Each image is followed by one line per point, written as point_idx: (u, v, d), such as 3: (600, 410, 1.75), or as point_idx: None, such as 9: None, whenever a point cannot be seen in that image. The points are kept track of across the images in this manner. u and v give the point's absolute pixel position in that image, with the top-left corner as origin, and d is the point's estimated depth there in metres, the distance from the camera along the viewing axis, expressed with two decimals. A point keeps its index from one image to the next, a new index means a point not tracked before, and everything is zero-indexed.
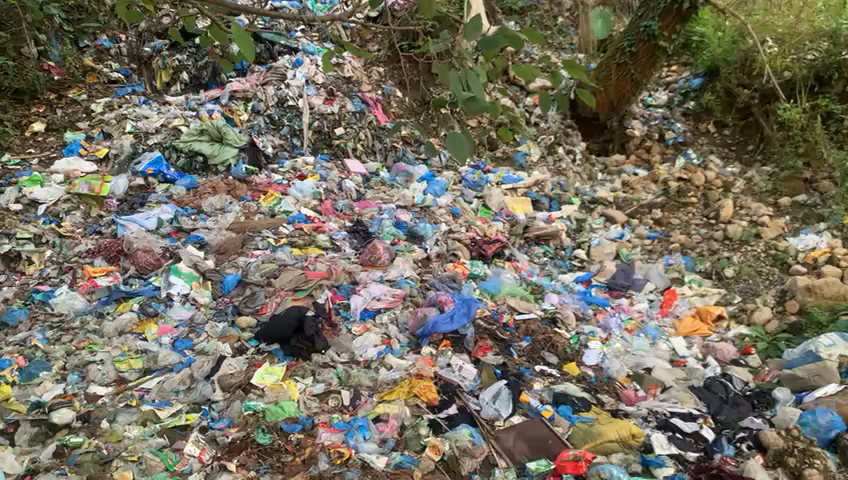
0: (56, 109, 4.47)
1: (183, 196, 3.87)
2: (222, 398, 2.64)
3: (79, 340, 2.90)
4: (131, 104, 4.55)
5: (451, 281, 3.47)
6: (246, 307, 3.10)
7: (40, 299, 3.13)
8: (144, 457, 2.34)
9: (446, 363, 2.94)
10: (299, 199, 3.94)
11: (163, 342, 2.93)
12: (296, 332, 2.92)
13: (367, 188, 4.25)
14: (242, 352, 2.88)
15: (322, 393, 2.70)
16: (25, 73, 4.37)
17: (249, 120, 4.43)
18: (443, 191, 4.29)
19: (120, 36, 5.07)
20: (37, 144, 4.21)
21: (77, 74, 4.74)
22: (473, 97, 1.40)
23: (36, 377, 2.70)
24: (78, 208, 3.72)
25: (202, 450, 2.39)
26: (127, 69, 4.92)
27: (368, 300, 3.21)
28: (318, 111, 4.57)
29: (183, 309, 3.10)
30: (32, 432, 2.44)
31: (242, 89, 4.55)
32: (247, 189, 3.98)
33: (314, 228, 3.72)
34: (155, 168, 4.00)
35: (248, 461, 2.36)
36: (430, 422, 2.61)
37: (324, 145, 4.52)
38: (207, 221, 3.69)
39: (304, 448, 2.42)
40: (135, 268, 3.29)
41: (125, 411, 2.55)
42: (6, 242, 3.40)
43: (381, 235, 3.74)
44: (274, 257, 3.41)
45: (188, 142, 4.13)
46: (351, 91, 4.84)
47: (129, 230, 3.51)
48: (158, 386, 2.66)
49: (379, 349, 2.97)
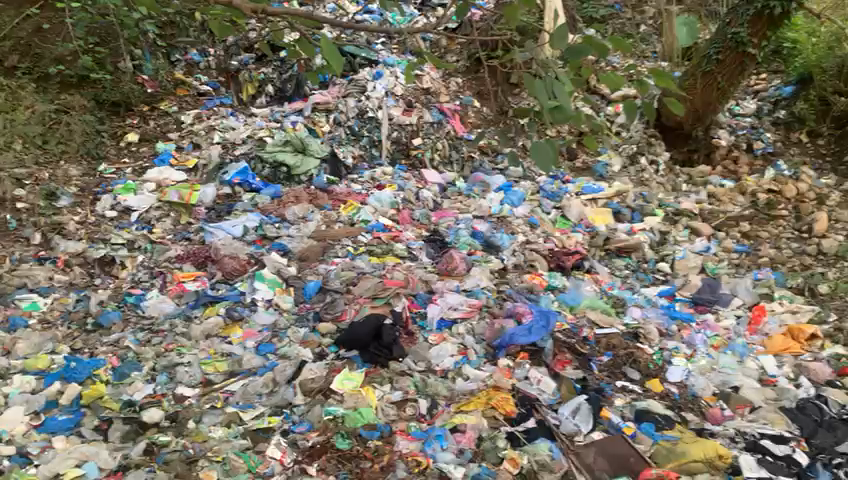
0: (148, 120, 4.65)
1: (267, 204, 3.98)
2: (303, 402, 2.69)
3: (168, 342, 3.01)
4: (219, 116, 4.71)
5: (529, 292, 3.44)
6: (327, 314, 3.16)
7: (132, 302, 3.27)
8: (228, 457, 2.43)
9: (523, 376, 2.90)
10: (378, 208, 3.98)
11: (247, 346, 3.00)
12: (374, 339, 2.97)
13: (444, 198, 4.26)
14: (322, 358, 2.93)
15: (400, 400, 2.72)
16: (121, 86, 4.62)
17: (331, 131, 4.50)
18: (520, 202, 4.25)
19: (209, 49, 5.19)
20: (131, 154, 4.39)
21: (169, 86, 4.92)
22: (559, 106, 1.46)
23: (128, 376, 2.82)
24: (168, 215, 3.87)
25: (283, 452, 2.46)
26: (215, 82, 5.07)
27: (444, 309, 3.22)
28: (397, 121, 4.59)
29: (267, 315, 3.17)
30: (124, 429, 2.56)
31: (324, 101, 4.60)
32: (328, 198, 4.05)
33: (392, 237, 3.75)
34: (241, 177, 4.13)
35: (328, 466, 2.40)
36: (508, 435, 2.59)
37: (402, 156, 4.55)
38: (290, 229, 3.78)
39: (382, 455, 2.46)
40: (221, 274, 3.40)
41: (210, 412, 2.63)
42: (102, 247, 3.59)
43: (458, 244, 3.75)
44: (353, 264, 3.45)
45: (272, 153, 4.24)
46: (430, 102, 4.83)
47: (216, 237, 3.66)
48: (242, 389, 2.73)
49: (456, 360, 2.96)
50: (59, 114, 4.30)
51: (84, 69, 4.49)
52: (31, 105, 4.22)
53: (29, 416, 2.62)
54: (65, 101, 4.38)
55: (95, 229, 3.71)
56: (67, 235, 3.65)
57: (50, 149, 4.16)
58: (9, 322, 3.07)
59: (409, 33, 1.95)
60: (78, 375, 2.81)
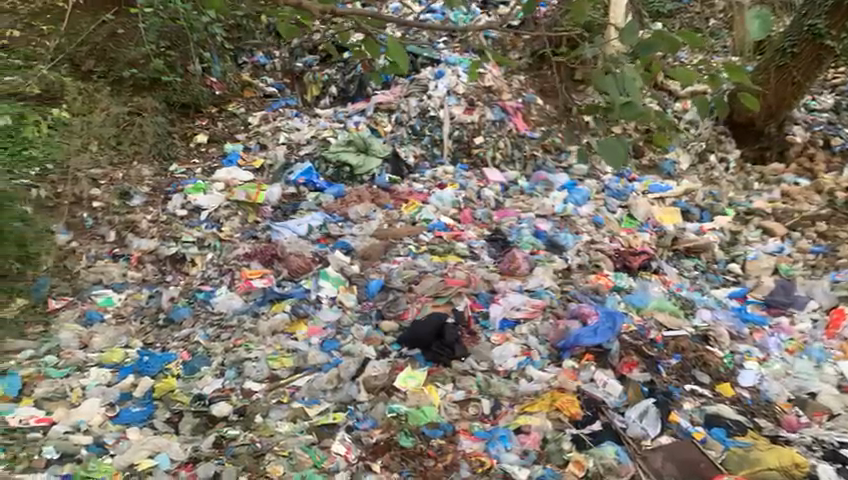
0: (217, 122, 4.80)
1: (331, 204, 4.03)
2: (367, 399, 2.72)
3: (236, 338, 3.08)
4: (284, 117, 4.81)
5: (594, 293, 3.38)
6: (389, 312, 3.19)
7: (202, 298, 3.34)
8: (294, 452, 2.46)
9: (589, 378, 2.85)
10: (439, 207, 3.98)
11: (312, 342, 3.04)
12: (437, 338, 2.96)
13: (506, 197, 4.20)
14: (385, 356, 2.95)
15: (463, 400, 2.72)
16: (191, 88, 4.77)
17: (392, 130, 4.57)
18: (585, 200, 4.17)
19: (274, 52, 5.30)
20: (200, 154, 4.51)
21: (236, 88, 5.05)
22: (630, 102, 1.45)
23: (198, 371, 2.91)
24: (236, 214, 3.93)
25: (347, 449, 2.50)
26: (281, 83, 5.17)
27: (507, 310, 3.19)
28: (459, 120, 4.53)
29: (331, 312, 3.21)
30: (194, 423, 2.65)
31: (386, 101, 4.68)
32: (390, 197, 4.07)
33: (453, 236, 3.74)
34: (306, 177, 4.22)
35: (392, 464, 2.44)
36: (573, 437, 2.56)
37: (464, 154, 4.49)
38: (353, 228, 3.81)
39: (445, 453, 2.48)
40: (287, 271, 3.47)
41: (277, 407, 2.68)
42: (173, 245, 3.68)
43: (521, 244, 3.72)
44: (414, 263, 3.46)
45: (336, 153, 4.31)
46: (492, 100, 4.72)
47: (282, 236, 3.72)
48: (307, 385, 2.77)
49: (519, 360, 2.93)
50: (132, 116, 4.43)
51: (156, 72, 4.59)
52: (106, 108, 4.33)
53: (104, 408, 2.72)
54: (138, 103, 4.52)
55: (166, 227, 3.82)
56: (140, 233, 3.78)
57: (123, 150, 4.30)
58: (85, 316, 3.21)
59: (472, 31, 1.97)
60: (150, 369, 2.91)
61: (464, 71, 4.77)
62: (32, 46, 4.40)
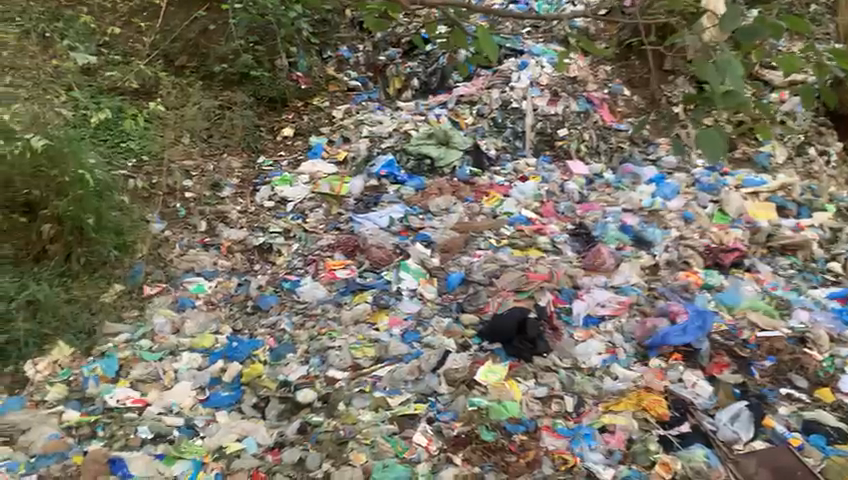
0: (303, 115, 4.80)
1: (412, 196, 4.02)
2: (448, 391, 2.72)
3: (321, 326, 3.14)
4: (367, 111, 4.79)
5: (683, 291, 3.26)
6: (470, 305, 3.16)
7: (288, 287, 3.41)
8: (376, 441, 2.50)
9: (677, 378, 2.77)
10: (521, 200, 3.92)
11: (393, 334, 3.06)
12: (518, 333, 2.91)
13: (590, 191, 4.09)
14: (465, 349, 2.92)
15: (545, 396, 2.69)
16: (278, 82, 4.84)
17: (474, 123, 4.49)
18: (674, 195, 4.02)
19: (358, 46, 5.30)
20: (287, 147, 4.58)
21: (321, 82, 5.04)
22: (731, 91, 1.43)
23: (284, 358, 2.98)
24: (320, 206, 4.01)
25: (428, 440, 2.51)
26: (364, 77, 5.12)
27: (591, 306, 3.13)
28: (542, 112, 4.46)
29: (412, 303, 3.23)
30: (280, 408, 2.73)
31: (468, 93, 4.64)
32: (471, 190, 4.03)
33: (535, 230, 3.69)
34: (387, 170, 4.19)
35: (473, 457, 2.45)
36: (661, 439, 2.50)
37: (546, 146, 4.37)
38: (433, 221, 3.81)
39: (527, 450, 2.47)
40: (370, 263, 3.51)
41: (359, 396, 2.71)
42: (261, 235, 3.81)
43: (606, 239, 3.63)
44: (496, 257, 3.42)
45: (417, 146, 4.29)
46: (576, 91, 4.66)
47: (364, 227, 3.75)
48: (389, 375, 2.79)
49: (604, 358, 2.87)
50: (223, 110, 4.59)
51: (245, 67, 4.72)
52: (198, 102, 4.54)
53: (196, 391, 2.83)
54: (228, 97, 4.68)
55: (255, 218, 3.96)
56: (229, 223, 3.91)
57: (215, 143, 4.44)
58: (179, 302, 3.31)
59: (558, 19, 1.97)
60: (239, 355, 3.00)
61: (549, 61, 4.71)
62: (130, 46, 4.86)
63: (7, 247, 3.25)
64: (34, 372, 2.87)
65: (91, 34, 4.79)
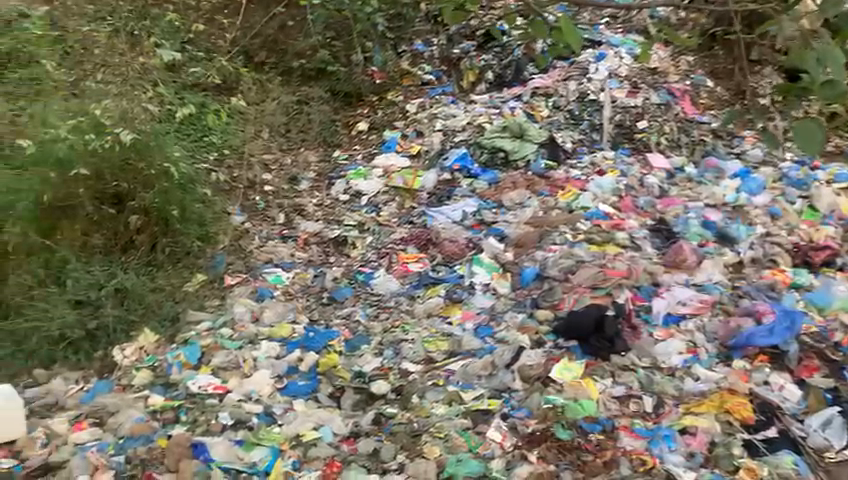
0: (377, 110, 4.84)
1: (485, 190, 3.94)
2: (522, 387, 2.69)
3: (394, 319, 3.18)
4: (441, 104, 4.71)
5: (769, 290, 3.14)
6: (545, 301, 3.12)
7: (362, 280, 3.45)
8: (450, 435, 2.51)
9: (763, 381, 2.67)
10: (599, 194, 3.81)
11: (466, 328, 3.06)
12: (595, 331, 2.86)
13: (671, 185, 3.97)
14: (540, 345, 2.89)
15: (623, 396, 2.62)
16: (353, 78, 4.90)
17: (549, 116, 4.39)
18: (760, 189, 3.85)
19: (433, 39, 5.17)
20: (361, 141, 4.62)
21: (395, 77, 5.02)
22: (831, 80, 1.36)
23: (359, 349, 3.01)
24: (394, 199, 4.04)
25: (503, 436, 2.50)
26: (438, 71, 5.01)
27: (672, 304, 3.04)
28: (620, 104, 4.35)
29: (485, 298, 3.21)
30: (355, 398, 2.78)
31: (544, 86, 4.55)
32: (546, 184, 3.93)
33: (613, 225, 3.58)
34: (461, 163, 4.13)
35: (548, 455, 2.42)
36: (745, 443, 2.43)
37: (625, 139, 4.26)
38: (507, 215, 3.75)
39: (604, 450, 2.43)
40: (442, 256, 3.52)
41: (433, 389, 2.72)
42: (336, 228, 3.86)
43: (688, 235, 3.53)
44: (572, 252, 3.33)
45: (492, 139, 4.18)
46: (657, 82, 4.54)
47: (438, 221, 3.74)
48: (462, 369, 2.79)
49: (684, 358, 2.79)
50: (301, 105, 4.72)
51: (321, 62, 4.84)
52: (277, 97, 4.69)
53: (274, 379, 2.89)
54: (305, 92, 4.78)
55: (330, 211, 4.03)
56: (306, 216, 4.02)
57: (292, 137, 4.58)
58: (258, 292, 3.37)
59: (642, 7, 1.92)
60: (315, 345, 3.05)
61: (628, 52, 4.63)
62: (213, 42, 4.99)
63: (97, 237, 3.37)
64: (122, 357, 3.00)
65: (176, 32, 4.91)
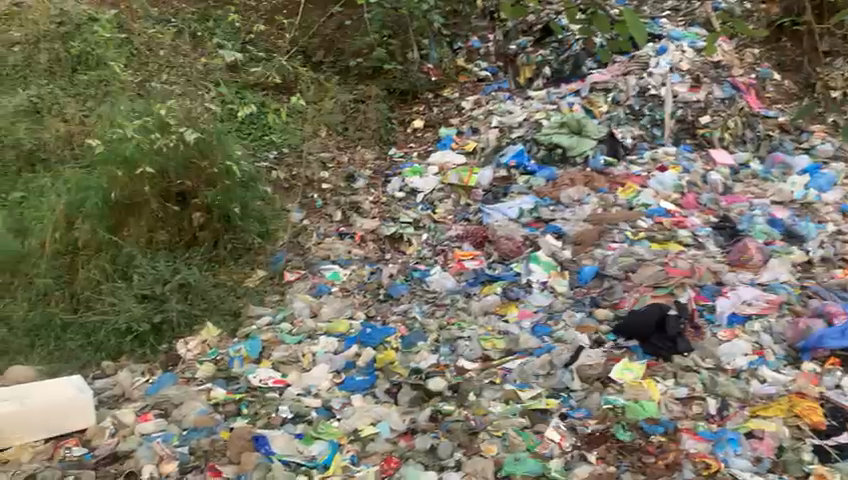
0: (433, 107, 4.86)
1: (542, 188, 3.89)
2: (581, 387, 2.66)
3: (450, 316, 3.17)
4: (497, 101, 4.69)
5: (840, 290, 3.03)
6: (605, 300, 3.09)
7: (418, 277, 3.47)
8: (508, 434, 2.51)
9: (835, 385, 2.58)
10: (660, 191, 3.74)
11: (523, 326, 3.04)
12: (657, 330, 2.81)
13: (735, 181, 3.86)
14: (599, 345, 2.84)
15: (686, 397, 2.57)
16: (410, 75, 4.90)
17: (608, 111, 4.26)
18: (830, 186, 3.72)
19: (489, 35, 5.26)
20: (417, 139, 4.64)
21: (452, 74, 5.06)
22: None
23: (415, 345, 3.01)
24: (449, 196, 4.03)
25: (561, 436, 2.48)
26: (494, 67, 5.06)
27: (736, 304, 2.96)
28: (682, 99, 4.25)
29: (542, 296, 3.18)
30: (412, 395, 2.75)
31: (602, 81, 4.45)
32: (604, 180, 3.85)
33: (674, 223, 3.52)
34: (517, 160, 4.09)
35: (608, 456, 2.39)
36: (815, 448, 2.36)
37: (687, 135, 4.17)
38: (565, 212, 3.68)
39: (666, 452, 2.37)
40: (498, 254, 3.50)
41: (490, 387, 2.72)
42: (392, 225, 3.87)
43: (753, 233, 3.42)
44: (632, 250, 3.30)
45: (548, 135, 4.13)
46: (720, 75, 4.40)
47: (493, 218, 3.72)
48: (520, 367, 2.78)
49: (750, 359, 2.71)
50: (357, 104, 4.72)
51: (378, 61, 4.84)
52: (335, 96, 4.69)
53: (332, 374, 2.93)
54: (363, 91, 4.80)
55: (386, 209, 4.02)
56: (362, 213, 4.00)
57: (350, 136, 4.55)
58: (316, 288, 3.43)
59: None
60: (372, 341, 3.07)
61: (690, 46, 4.52)
62: (272, 42, 5.07)
63: (162, 233, 3.44)
64: (186, 350, 3.07)
65: (237, 33, 5.04)
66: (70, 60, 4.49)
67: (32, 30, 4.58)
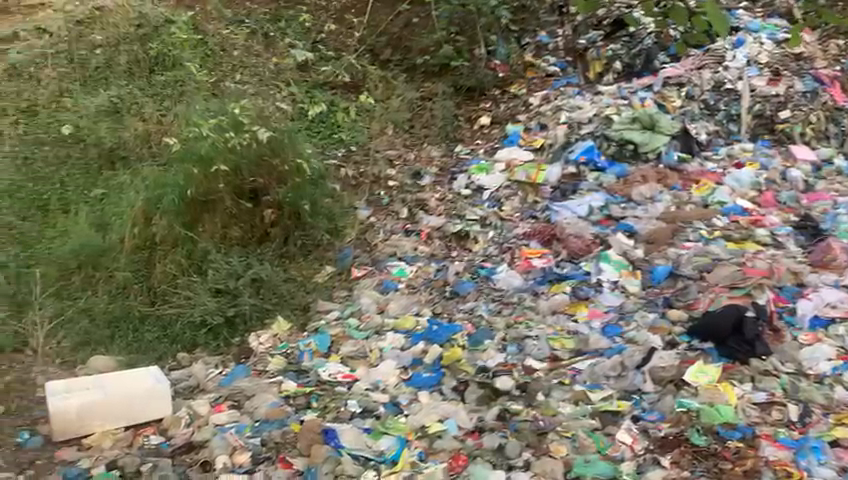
0: (500, 104, 4.78)
1: (613, 184, 3.80)
2: (654, 390, 2.61)
3: (517, 314, 3.15)
4: (565, 97, 4.54)
5: None
6: (678, 300, 3.02)
7: (485, 275, 3.44)
8: (577, 435, 2.47)
9: None
10: (737, 189, 3.62)
11: (593, 327, 2.99)
12: (734, 332, 2.71)
13: (817, 178, 3.71)
14: (673, 346, 2.77)
15: (765, 402, 2.48)
16: (476, 72, 4.84)
17: (682, 106, 4.15)
18: None
19: (557, 31, 5.09)
20: (484, 136, 4.57)
21: (519, 70, 4.95)
22: None
23: (482, 344, 3.00)
24: (516, 194, 3.96)
25: (633, 439, 2.43)
26: (563, 62, 4.90)
27: (819, 306, 2.85)
28: (760, 93, 4.10)
29: (613, 296, 3.12)
30: (480, 393, 2.74)
31: (675, 74, 4.31)
32: (678, 178, 3.76)
33: (752, 222, 3.41)
34: (587, 155, 3.96)
35: (682, 460, 2.33)
36: None
37: (765, 130, 4.02)
38: (638, 210, 3.60)
39: (744, 458, 2.30)
40: (567, 253, 3.44)
41: (559, 388, 2.69)
42: (458, 223, 3.84)
43: (837, 232, 3.27)
44: (707, 250, 3.20)
45: (619, 131, 4.01)
46: (802, 69, 4.25)
47: (562, 216, 3.65)
48: (590, 368, 2.74)
49: (834, 365, 2.61)
50: (424, 101, 4.76)
51: (446, 58, 4.84)
52: (401, 94, 4.74)
53: (399, 370, 2.95)
54: (429, 89, 4.82)
55: (452, 206, 4.01)
56: (428, 211, 4.01)
57: (416, 133, 4.58)
58: (383, 285, 3.46)
59: None
60: (439, 338, 3.07)
61: (768, 38, 4.38)
62: (341, 41, 5.14)
63: (235, 230, 3.51)
64: (258, 344, 3.14)
65: (307, 33, 5.15)
66: (148, 61, 4.63)
67: (112, 33, 4.73)
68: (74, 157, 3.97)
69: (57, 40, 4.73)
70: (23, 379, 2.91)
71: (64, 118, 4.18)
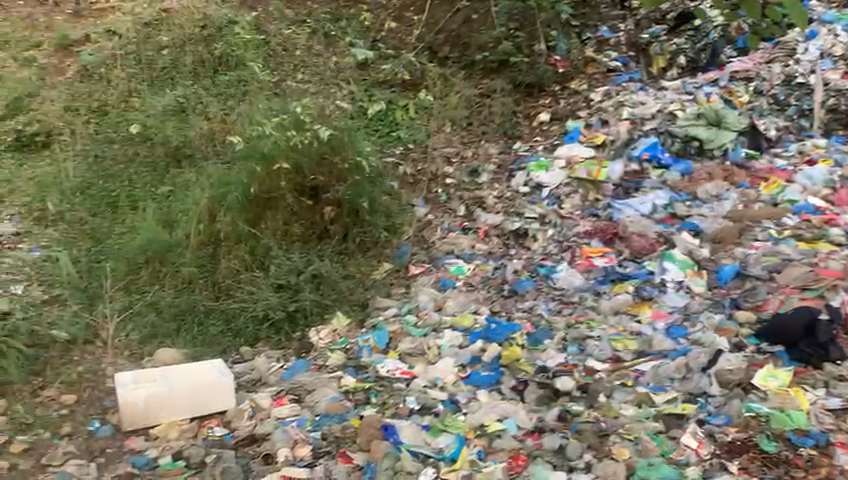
0: (560, 100, 4.72)
1: (678, 182, 3.72)
2: (719, 393, 2.54)
3: (578, 314, 3.11)
4: (628, 92, 4.44)
5: None
6: (746, 301, 2.92)
7: (544, 273, 3.40)
8: (641, 437, 2.42)
9: None
10: (809, 187, 3.48)
11: (657, 328, 2.92)
12: (806, 336, 2.62)
13: None
14: (740, 349, 2.69)
15: (839, 409, 2.39)
16: (536, 68, 4.79)
17: (750, 101, 4.03)
18: None
19: (619, 25, 5.03)
20: (543, 133, 4.53)
21: (579, 65, 4.88)
22: None
23: (541, 344, 2.97)
24: (576, 192, 3.86)
25: (699, 443, 2.37)
26: (626, 57, 4.82)
27: None
28: (834, 86, 3.92)
29: (678, 296, 3.05)
30: (539, 393, 2.72)
31: (744, 69, 4.21)
32: (745, 175, 3.66)
33: (825, 221, 3.27)
34: (650, 152, 3.89)
35: (751, 467, 2.26)
36: None
37: (839, 126, 3.84)
38: (703, 208, 3.51)
39: (817, 467, 2.23)
40: (629, 252, 3.39)
41: (621, 389, 2.65)
42: (517, 221, 3.81)
43: None
44: (777, 250, 3.10)
45: (684, 127, 3.91)
46: None
47: (625, 214, 3.57)
48: (654, 370, 2.68)
49: None
50: (483, 98, 4.72)
51: (505, 54, 4.81)
52: (460, 91, 4.72)
53: (457, 368, 2.94)
54: (487, 85, 4.77)
55: (511, 203, 3.98)
56: (486, 209, 4.00)
57: (474, 130, 4.57)
58: (441, 282, 3.47)
59: None
60: (498, 337, 3.04)
61: (844, 29, 4.18)
62: (400, 39, 5.18)
63: (296, 227, 3.56)
64: (318, 339, 3.19)
65: (367, 32, 5.23)
66: (212, 61, 4.73)
67: (179, 34, 4.88)
68: (141, 155, 4.09)
69: (126, 41, 4.88)
70: (95, 369, 2.99)
71: (133, 118, 4.32)
